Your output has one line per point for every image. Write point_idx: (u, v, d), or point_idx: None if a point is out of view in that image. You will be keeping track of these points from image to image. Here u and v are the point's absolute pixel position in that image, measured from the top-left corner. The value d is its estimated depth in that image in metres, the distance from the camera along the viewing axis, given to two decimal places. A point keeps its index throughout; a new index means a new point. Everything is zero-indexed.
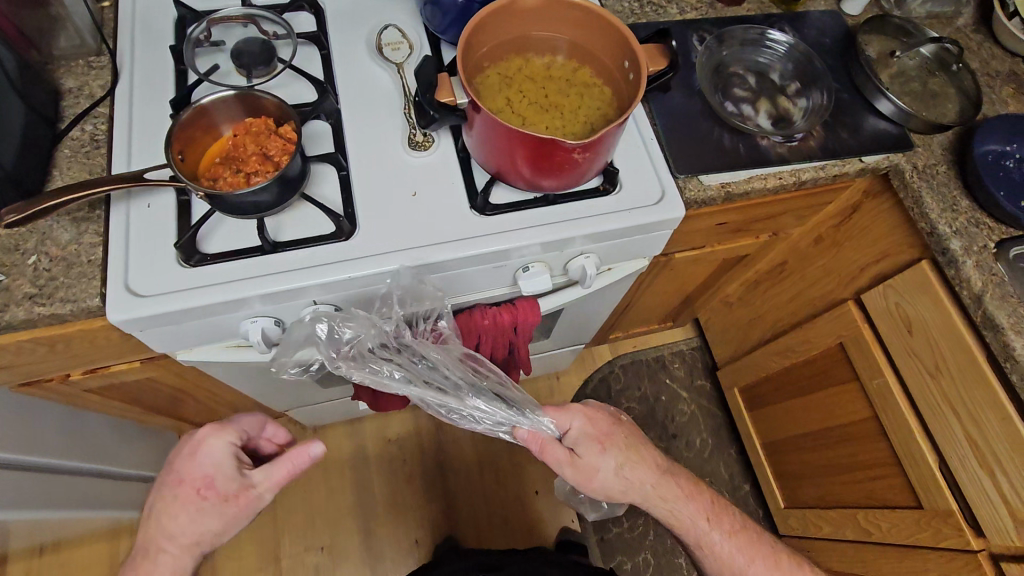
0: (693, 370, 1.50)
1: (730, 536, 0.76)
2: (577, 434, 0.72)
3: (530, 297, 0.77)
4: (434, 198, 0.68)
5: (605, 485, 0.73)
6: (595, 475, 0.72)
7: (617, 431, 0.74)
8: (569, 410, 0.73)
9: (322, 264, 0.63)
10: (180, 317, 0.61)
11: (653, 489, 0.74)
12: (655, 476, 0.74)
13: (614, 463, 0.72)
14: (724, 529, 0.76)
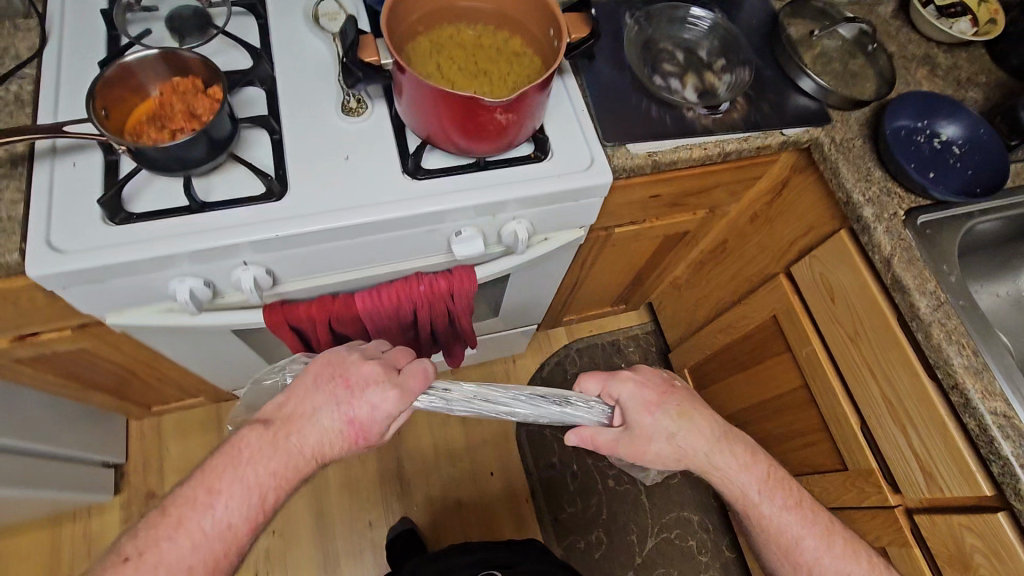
0: (647, 353, 1.54)
1: (789, 510, 0.67)
2: (626, 403, 0.69)
3: (467, 265, 0.78)
4: (367, 161, 0.70)
5: (661, 460, 0.67)
6: (647, 450, 0.67)
7: (671, 402, 0.69)
8: (617, 378, 0.70)
9: (250, 224, 0.64)
10: (104, 274, 0.61)
11: (706, 458, 0.67)
12: (711, 444, 0.67)
13: (669, 433, 0.67)
14: (782, 502, 0.67)
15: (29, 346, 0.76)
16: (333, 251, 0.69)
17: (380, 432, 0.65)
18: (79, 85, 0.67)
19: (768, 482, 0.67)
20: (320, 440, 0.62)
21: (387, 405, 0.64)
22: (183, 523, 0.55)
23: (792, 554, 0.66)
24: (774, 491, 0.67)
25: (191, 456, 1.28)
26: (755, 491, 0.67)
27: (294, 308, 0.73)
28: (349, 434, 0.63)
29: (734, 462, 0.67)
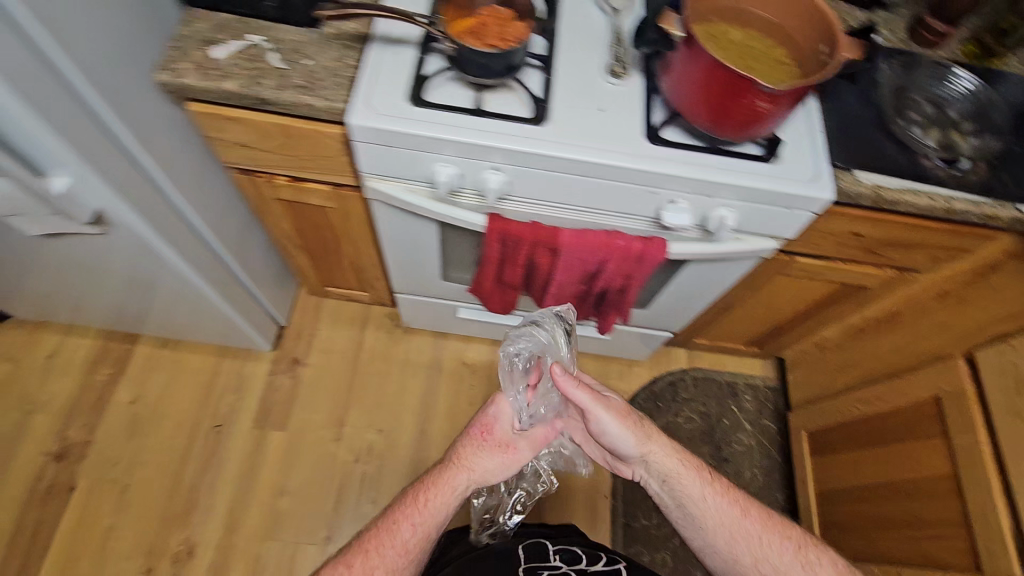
0: (762, 407, 1.50)
1: (722, 493, 0.78)
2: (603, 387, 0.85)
3: (663, 237, 0.85)
4: (617, 117, 0.79)
5: (620, 438, 0.79)
6: (612, 427, 0.79)
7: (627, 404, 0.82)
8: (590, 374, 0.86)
9: (514, 136, 0.75)
10: (394, 140, 0.75)
11: (659, 443, 0.80)
12: (662, 439, 0.80)
13: (637, 418, 0.80)
14: (718, 487, 0.78)
15: (296, 189, 0.93)
16: (564, 181, 0.78)
17: (507, 429, 0.82)
18: None
19: (700, 469, 0.80)
20: (465, 452, 0.79)
21: (502, 407, 0.82)
22: (383, 536, 0.73)
23: (742, 537, 0.76)
24: (712, 477, 0.80)
25: (334, 342, 1.45)
26: (700, 482, 0.79)
27: (509, 223, 0.83)
28: (482, 439, 0.80)
29: (677, 454, 0.80)
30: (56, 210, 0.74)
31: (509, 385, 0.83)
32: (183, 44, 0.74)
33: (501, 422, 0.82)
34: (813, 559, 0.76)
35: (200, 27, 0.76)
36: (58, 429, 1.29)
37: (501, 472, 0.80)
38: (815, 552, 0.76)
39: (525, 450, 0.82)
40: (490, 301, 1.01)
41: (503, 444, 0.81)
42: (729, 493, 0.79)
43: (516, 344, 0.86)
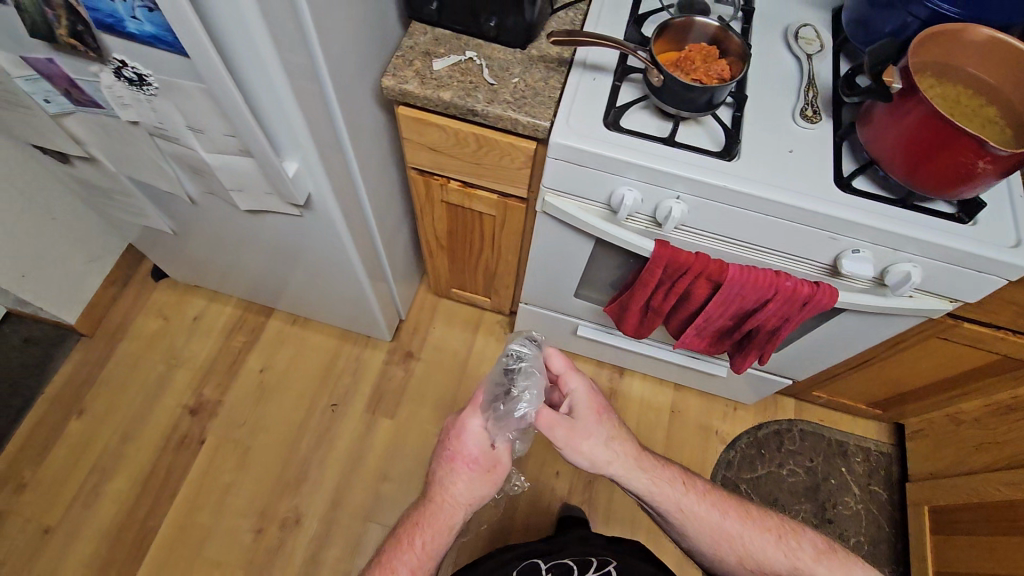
0: (873, 472, 1.43)
1: (704, 498, 0.85)
2: (576, 394, 0.80)
3: (833, 284, 0.84)
4: (808, 161, 0.79)
5: (592, 462, 0.79)
6: (582, 451, 0.78)
7: (606, 415, 0.81)
8: (578, 372, 0.81)
9: (705, 168, 0.77)
10: (589, 160, 0.78)
11: (637, 460, 0.81)
12: (634, 454, 0.82)
13: (609, 438, 0.80)
14: (699, 494, 0.85)
15: (466, 194, 0.98)
16: (745, 218, 0.79)
17: (490, 451, 0.77)
18: (616, 26, 0.86)
19: (675, 480, 0.84)
20: (452, 485, 0.77)
21: (478, 433, 0.77)
22: None
23: (722, 538, 0.83)
24: (690, 485, 0.85)
25: (447, 342, 1.50)
26: (677, 492, 0.84)
27: (677, 252, 0.84)
28: (465, 468, 0.77)
29: (647, 470, 0.82)
30: (277, 193, 0.82)
31: (500, 415, 0.76)
32: (407, 53, 0.81)
33: (485, 450, 0.77)
34: (794, 546, 0.83)
35: (422, 39, 0.82)
36: (195, 386, 1.40)
37: (489, 488, 0.79)
38: (796, 539, 0.84)
39: (508, 464, 0.80)
40: (627, 322, 1.03)
41: (490, 464, 0.78)
42: (704, 500, 0.85)
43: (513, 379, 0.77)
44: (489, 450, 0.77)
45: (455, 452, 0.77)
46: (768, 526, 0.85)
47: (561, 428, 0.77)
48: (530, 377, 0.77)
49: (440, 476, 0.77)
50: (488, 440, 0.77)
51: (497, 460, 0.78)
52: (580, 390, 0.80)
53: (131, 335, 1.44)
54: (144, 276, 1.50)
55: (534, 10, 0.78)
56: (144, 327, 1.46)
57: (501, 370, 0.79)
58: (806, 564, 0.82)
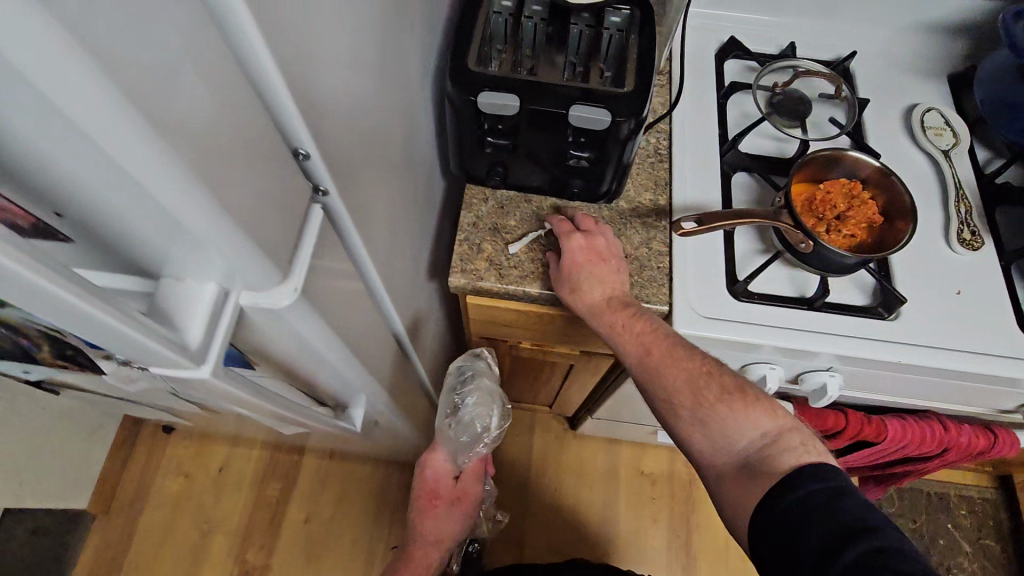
0: (982, 524, 1.33)
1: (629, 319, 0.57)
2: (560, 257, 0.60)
3: (1009, 429, 0.72)
4: (979, 302, 0.65)
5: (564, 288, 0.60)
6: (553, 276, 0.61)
7: (596, 266, 0.59)
8: (579, 233, 0.60)
9: (865, 338, 0.62)
10: (721, 344, 0.63)
11: (576, 291, 0.59)
12: (590, 282, 0.58)
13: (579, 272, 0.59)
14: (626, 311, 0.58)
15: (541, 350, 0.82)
16: (914, 380, 0.65)
17: (453, 483, 0.94)
18: (711, 153, 0.71)
19: (606, 301, 0.58)
20: (425, 522, 0.93)
21: (439, 469, 0.91)
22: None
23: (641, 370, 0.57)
24: (627, 313, 0.58)
25: (503, 450, 1.36)
26: (603, 314, 0.58)
27: (824, 416, 0.71)
28: (434, 504, 0.93)
29: (582, 295, 0.59)
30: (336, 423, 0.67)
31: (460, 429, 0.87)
32: (473, 235, 0.64)
33: (446, 487, 0.93)
34: (709, 391, 0.55)
35: (484, 209, 0.65)
36: (236, 551, 1.25)
37: (465, 518, 0.96)
38: (716, 383, 0.55)
39: (474, 493, 0.95)
40: None
41: (457, 497, 0.94)
42: (641, 330, 0.57)
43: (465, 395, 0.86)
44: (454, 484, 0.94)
45: (426, 490, 0.93)
46: (690, 367, 0.56)
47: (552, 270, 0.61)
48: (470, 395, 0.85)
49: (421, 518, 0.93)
50: (449, 472, 0.93)
51: (461, 492, 0.95)
52: (585, 266, 0.59)
53: (152, 504, 1.28)
54: (153, 429, 1.33)
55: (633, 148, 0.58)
56: (165, 491, 1.29)
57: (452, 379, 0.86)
58: (711, 413, 0.54)
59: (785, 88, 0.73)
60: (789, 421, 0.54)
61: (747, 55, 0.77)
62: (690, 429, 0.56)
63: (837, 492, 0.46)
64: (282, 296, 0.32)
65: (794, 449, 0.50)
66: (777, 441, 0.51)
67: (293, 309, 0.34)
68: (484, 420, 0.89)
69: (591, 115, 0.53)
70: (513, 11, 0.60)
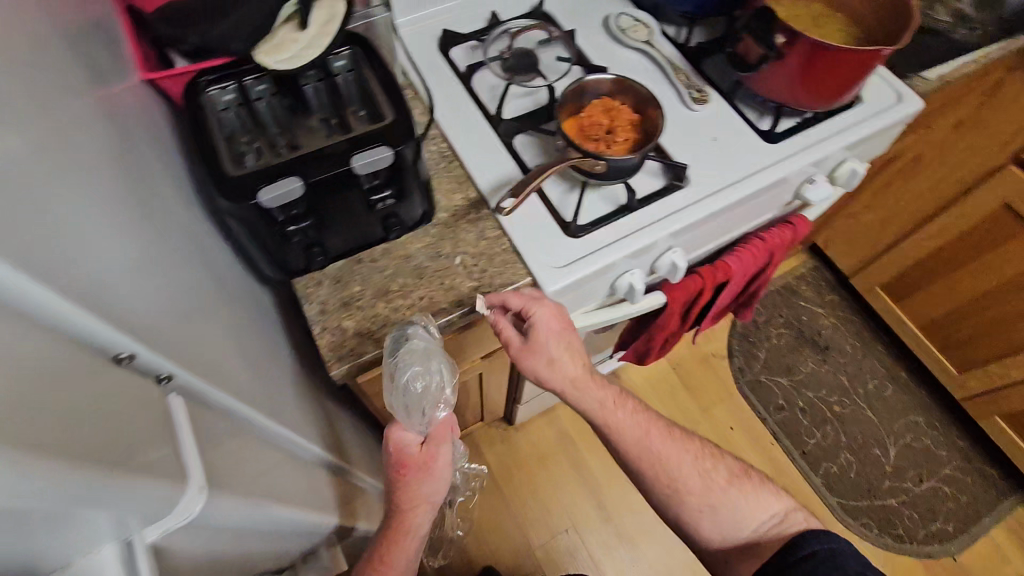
0: (819, 288, 1.67)
1: (633, 414, 0.70)
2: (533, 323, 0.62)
3: (798, 213, 0.90)
4: (732, 138, 0.79)
5: (551, 383, 0.67)
6: (528, 368, 0.66)
7: (567, 334, 0.64)
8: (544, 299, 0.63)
9: (680, 209, 0.72)
10: (588, 279, 0.68)
11: (565, 381, 0.67)
12: (578, 367, 0.67)
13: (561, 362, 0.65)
14: (629, 408, 0.70)
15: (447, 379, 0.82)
16: (727, 217, 0.77)
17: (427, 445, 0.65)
18: (487, 132, 0.75)
19: (603, 395, 0.68)
20: (399, 495, 0.67)
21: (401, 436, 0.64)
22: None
23: (650, 462, 0.69)
24: (622, 404, 0.70)
25: None
26: (599, 401, 0.68)
27: (685, 283, 0.81)
28: (402, 474, 0.66)
29: (577, 380, 0.67)
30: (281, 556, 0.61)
31: (408, 414, 0.57)
32: (329, 321, 0.61)
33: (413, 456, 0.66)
34: (711, 471, 0.70)
35: (323, 291, 0.62)
36: None
37: (444, 488, 0.70)
38: (713, 463, 0.71)
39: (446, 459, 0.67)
40: (646, 359, 0.99)
41: (428, 461, 0.66)
42: (635, 417, 0.70)
43: (401, 376, 0.56)
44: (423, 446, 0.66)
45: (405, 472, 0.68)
46: (694, 449, 0.71)
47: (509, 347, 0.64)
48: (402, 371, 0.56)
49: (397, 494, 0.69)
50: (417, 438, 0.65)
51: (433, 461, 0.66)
52: (548, 330, 0.63)
53: None
54: None
55: (423, 162, 0.60)
56: None
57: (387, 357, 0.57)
58: (721, 493, 0.69)
59: (504, 52, 0.82)
60: (784, 497, 0.70)
61: (464, 39, 0.83)
62: (699, 514, 0.68)
63: (831, 554, 0.59)
64: (194, 499, 0.38)
65: (796, 522, 0.66)
66: (784, 520, 0.67)
67: (64, 476, 0.26)
68: (435, 395, 0.56)
69: (373, 157, 0.54)
70: (239, 102, 0.58)
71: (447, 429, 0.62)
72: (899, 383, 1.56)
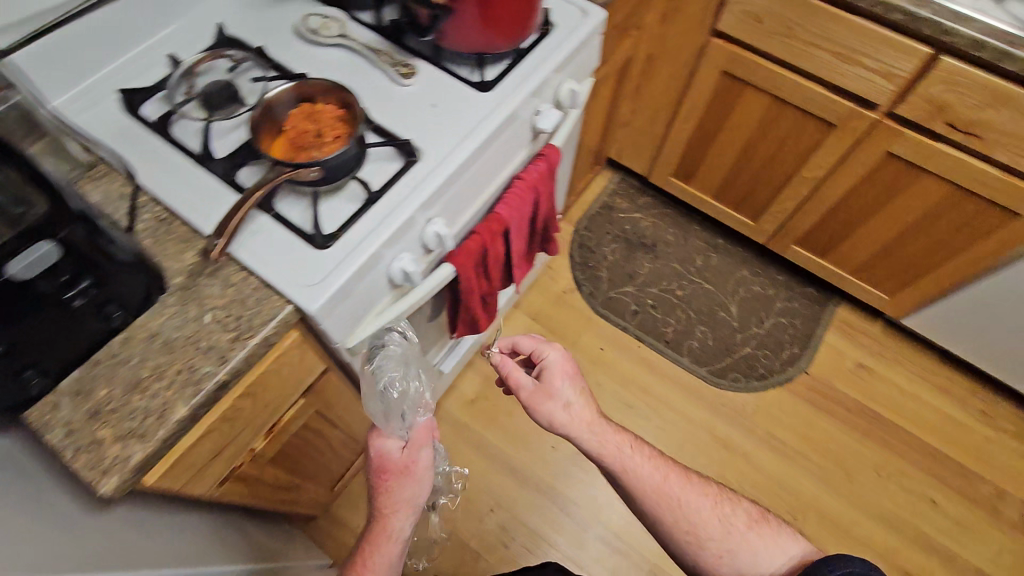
0: (631, 196, 1.82)
1: (648, 459, 0.79)
2: (547, 362, 0.83)
3: (547, 144, 0.96)
4: (449, 99, 0.81)
5: (567, 425, 0.80)
6: (546, 414, 0.81)
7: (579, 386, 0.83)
8: (549, 343, 0.85)
9: (420, 182, 0.73)
10: (354, 283, 0.67)
11: (582, 423, 0.80)
12: (591, 415, 0.81)
13: (572, 401, 0.81)
14: (644, 453, 0.79)
15: (278, 433, 0.78)
16: (473, 172, 0.80)
17: (405, 452, 0.71)
18: (202, 179, 0.71)
19: (625, 443, 0.80)
20: (381, 502, 0.71)
21: (382, 446, 0.71)
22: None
23: (663, 498, 0.76)
24: (640, 449, 0.80)
25: None
26: (617, 446, 0.79)
27: (465, 246, 0.84)
28: (385, 481, 0.71)
29: (592, 425, 0.80)
30: None
31: (388, 417, 0.71)
32: (79, 442, 0.55)
33: (394, 468, 0.70)
34: (729, 513, 0.76)
35: (64, 412, 0.56)
36: None
37: (422, 497, 0.72)
38: (731, 506, 0.77)
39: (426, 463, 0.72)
40: (477, 326, 1.02)
41: (408, 468, 0.71)
42: (652, 464, 0.78)
43: (382, 376, 0.71)
44: (402, 452, 0.71)
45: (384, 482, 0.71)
46: (712, 493, 0.78)
47: (523, 390, 0.82)
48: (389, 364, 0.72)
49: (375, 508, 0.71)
50: (395, 444, 0.71)
51: (411, 466, 0.71)
52: (552, 367, 0.83)
53: None
54: None
55: None
56: None
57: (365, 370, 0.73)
58: (739, 537, 0.73)
59: (190, 94, 0.78)
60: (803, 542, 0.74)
61: (146, 92, 0.77)
62: (718, 556, 0.73)
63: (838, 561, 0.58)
64: None
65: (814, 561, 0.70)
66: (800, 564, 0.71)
67: None
68: (404, 397, 0.70)
69: None
70: None
71: (426, 430, 0.73)
72: (721, 249, 1.75)
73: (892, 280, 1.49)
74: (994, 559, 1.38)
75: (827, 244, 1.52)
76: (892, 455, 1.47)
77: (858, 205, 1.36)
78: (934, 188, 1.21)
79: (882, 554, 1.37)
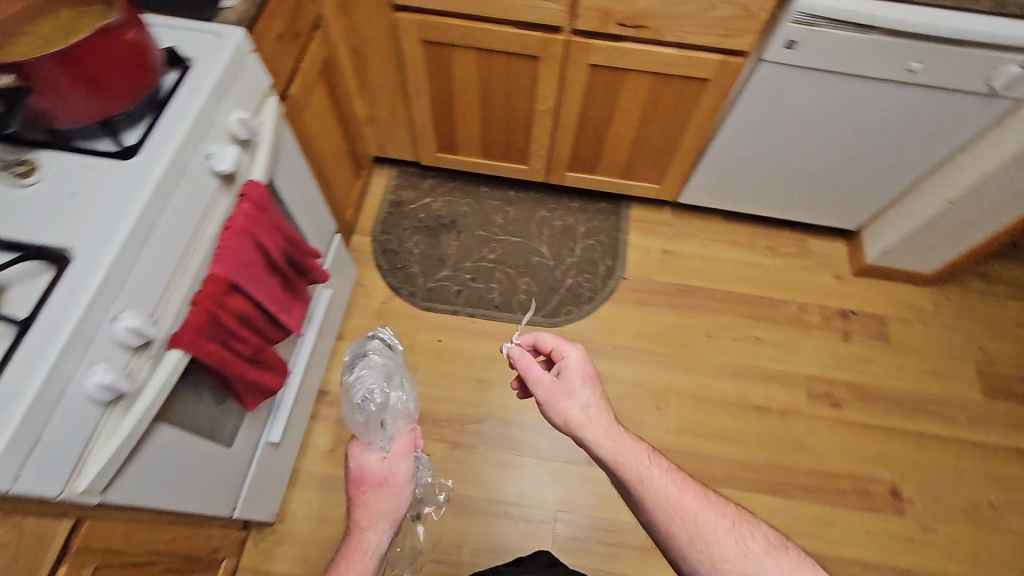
0: (414, 184, 1.80)
1: (665, 471, 0.82)
2: (565, 361, 0.89)
3: (247, 182, 0.89)
4: (88, 181, 0.71)
5: (582, 425, 0.84)
6: (562, 409, 0.86)
7: (602, 395, 0.87)
8: (572, 344, 0.91)
9: (76, 286, 0.64)
10: (30, 430, 0.57)
11: (601, 428, 0.84)
12: (606, 422, 0.84)
13: (590, 401, 0.86)
14: (661, 465, 0.82)
15: None
16: (150, 247, 0.71)
17: (379, 464, 0.86)
18: None
19: (647, 452, 0.83)
20: (358, 515, 0.85)
21: (364, 455, 0.86)
22: None
23: (673, 509, 0.78)
24: (657, 460, 0.83)
25: None
26: (639, 459, 0.82)
27: (185, 324, 0.76)
28: (361, 493, 0.85)
29: (613, 433, 0.84)
30: None
31: (368, 429, 0.86)
32: None
33: (371, 474, 0.85)
34: (747, 533, 0.76)
35: None
36: None
37: (399, 508, 0.87)
38: (748, 526, 0.77)
39: (404, 472, 0.86)
40: (261, 387, 0.97)
41: (384, 481, 0.85)
42: (671, 480, 0.81)
43: (358, 393, 0.87)
44: (379, 462, 0.86)
45: (366, 487, 0.85)
46: (723, 509, 0.79)
47: (540, 385, 0.86)
48: (370, 385, 0.87)
49: (357, 510, 0.86)
50: (377, 458, 0.86)
51: (390, 474, 0.85)
52: (569, 368, 0.88)
53: None
54: None
55: None
56: None
57: (350, 381, 0.88)
58: (749, 551, 0.74)
59: None
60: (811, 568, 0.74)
61: None
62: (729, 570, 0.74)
63: None
64: None
65: None
66: None
67: None
68: (382, 408, 0.86)
69: None
70: None
71: (405, 445, 0.88)
72: (514, 200, 1.81)
73: (652, 172, 1.63)
74: (812, 359, 1.64)
75: (591, 162, 1.62)
76: (713, 315, 1.67)
77: (595, 119, 1.47)
78: (641, 82, 1.34)
79: (735, 398, 1.57)
